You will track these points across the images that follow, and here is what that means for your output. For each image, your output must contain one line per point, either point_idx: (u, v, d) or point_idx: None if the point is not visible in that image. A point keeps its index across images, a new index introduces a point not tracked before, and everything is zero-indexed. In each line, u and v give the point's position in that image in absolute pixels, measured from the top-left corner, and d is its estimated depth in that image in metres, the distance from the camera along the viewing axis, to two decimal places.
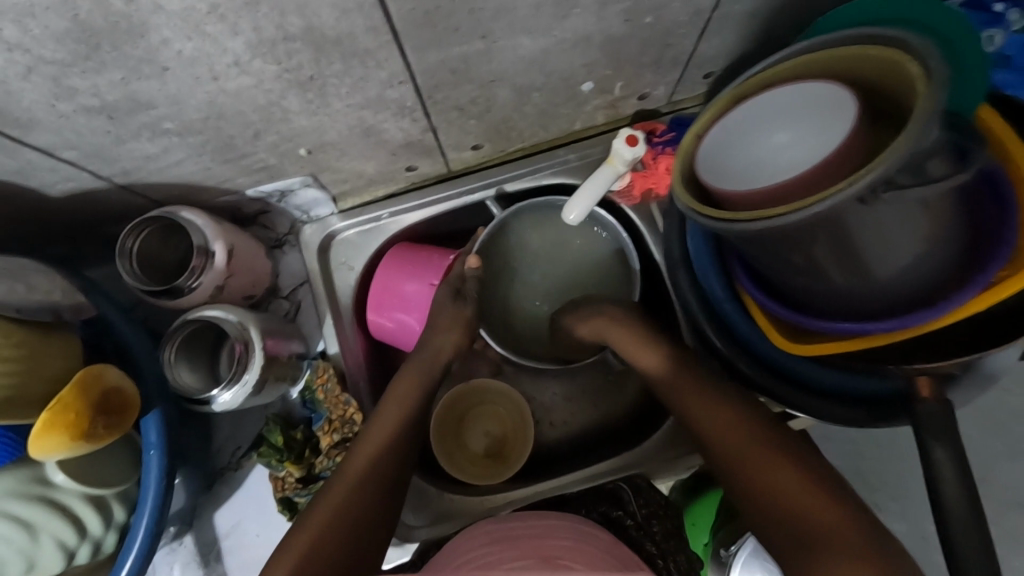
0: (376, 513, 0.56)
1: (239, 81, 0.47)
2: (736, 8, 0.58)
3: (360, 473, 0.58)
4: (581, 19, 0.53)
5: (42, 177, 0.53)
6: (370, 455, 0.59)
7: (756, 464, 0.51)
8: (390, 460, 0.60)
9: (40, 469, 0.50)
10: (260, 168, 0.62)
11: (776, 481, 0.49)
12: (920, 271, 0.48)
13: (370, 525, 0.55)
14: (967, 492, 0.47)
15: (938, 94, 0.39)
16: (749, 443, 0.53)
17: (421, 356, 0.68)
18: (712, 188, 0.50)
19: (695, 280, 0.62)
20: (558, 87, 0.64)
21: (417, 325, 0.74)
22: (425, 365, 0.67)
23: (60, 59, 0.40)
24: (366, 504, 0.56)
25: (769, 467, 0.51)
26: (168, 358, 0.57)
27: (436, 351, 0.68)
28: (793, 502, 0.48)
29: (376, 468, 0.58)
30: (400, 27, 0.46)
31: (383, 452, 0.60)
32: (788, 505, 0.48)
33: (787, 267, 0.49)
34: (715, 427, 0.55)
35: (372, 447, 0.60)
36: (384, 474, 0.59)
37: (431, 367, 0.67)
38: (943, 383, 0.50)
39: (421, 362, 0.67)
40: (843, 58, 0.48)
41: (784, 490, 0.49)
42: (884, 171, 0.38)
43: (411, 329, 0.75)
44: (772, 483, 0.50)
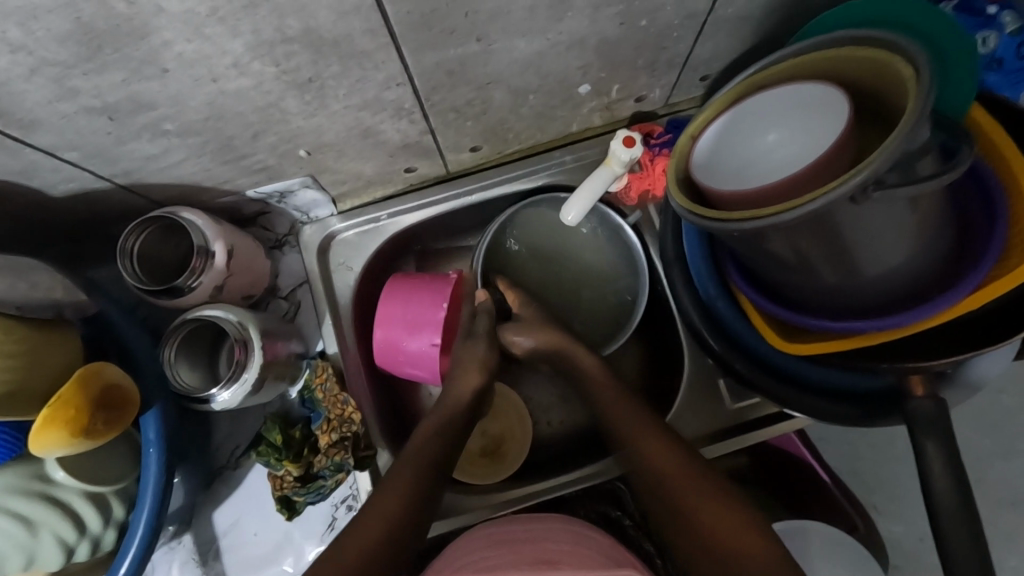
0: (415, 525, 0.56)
1: (238, 83, 0.48)
2: (729, 11, 0.59)
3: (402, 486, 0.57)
4: (576, 22, 0.54)
5: (44, 178, 0.54)
6: (410, 469, 0.59)
7: (700, 503, 0.52)
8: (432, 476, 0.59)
9: (41, 466, 0.51)
10: (260, 169, 0.63)
11: (716, 520, 0.51)
12: (911, 270, 0.48)
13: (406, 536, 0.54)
14: (957, 487, 0.47)
15: (927, 93, 0.40)
16: (683, 478, 0.55)
17: (443, 400, 0.67)
18: (704, 189, 0.50)
19: (690, 280, 0.62)
20: (554, 89, 0.65)
21: (427, 376, 0.73)
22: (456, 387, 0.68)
23: (63, 61, 0.40)
24: (403, 516, 0.55)
25: (705, 501, 0.53)
26: (167, 357, 0.58)
27: (457, 389, 0.68)
28: (721, 533, 0.50)
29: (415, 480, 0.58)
30: (397, 29, 0.47)
31: (422, 466, 0.60)
32: (718, 536, 0.50)
33: (779, 266, 0.50)
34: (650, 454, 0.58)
35: (410, 460, 0.60)
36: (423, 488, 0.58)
37: (454, 408, 0.67)
38: (936, 381, 0.51)
39: (443, 406, 0.67)
40: (833, 59, 0.49)
41: (728, 531, 0.50)
42: (875, 170, 0.38)
43: (423, 380, 0.73)
44: (712, 524, 0.51)
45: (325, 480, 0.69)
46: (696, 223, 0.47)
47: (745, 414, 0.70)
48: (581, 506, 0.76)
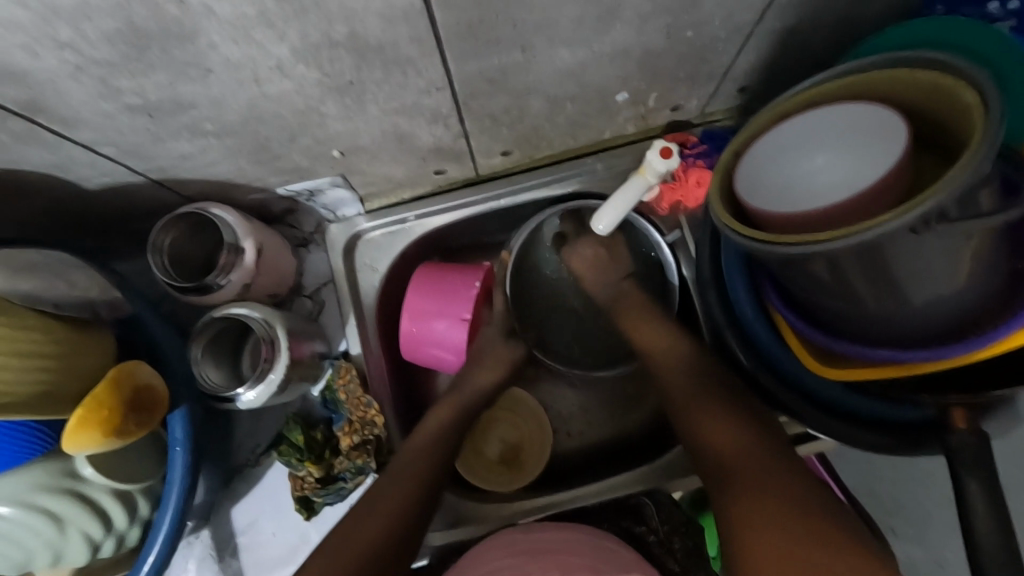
0: (409, 531, 0.57)
1: (280, 86, 0.47)
2: (777, 24, 0.57)
3: (394, 497, 0.58)
4: (622, 32, 0.52)
5: (80, 172, 0.53)
6: (406, 480, 0.60)
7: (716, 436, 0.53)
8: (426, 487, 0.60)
9: (71, 463, 0.50)
10: (292, 168, 0.63)
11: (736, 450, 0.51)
12: (962, 302, 0.46)
13: (398, 543, 0.55)
14: (1002, 528, 0.46)
15: (997, 123, 0.38)
16: (753, 464, 0.49)
17: (461, 392, 0.71)
18: (749, 208, 0.49)
19: (727, 299, 0.61)
20: (593, 97, 0.64)
21: (453, 359, 0.74)
22: (467, 406, 0.70)
23: (109, 61, 0.40)
24: (395, 525, 0.56)
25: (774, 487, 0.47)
26: (196, 354, 0.58)
27: (478, 387, 0.71)
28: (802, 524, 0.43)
29: (411, 492, 0.59)
30: (444, 37, 0.46)
31: (417, 478, 0.61)
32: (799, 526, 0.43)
33: (822, 290, 0.48)
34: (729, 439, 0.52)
35: (404, 471, 0.61)
36: (417, 498, 0.59)
37: (469, 402, 0.71)
38: (980, 415, 0.49)
39: (460, 397, 0.71)
40: (884, 81, 0.47)
41: (751, 464, 0.49)
42: (937, 203, 0.37)
43: (447, 361, 0.75)
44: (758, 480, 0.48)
45: (346, 482, 0.69)
46: (741, 245, 0.46)
47: None
48: (606, 521, 0.71)
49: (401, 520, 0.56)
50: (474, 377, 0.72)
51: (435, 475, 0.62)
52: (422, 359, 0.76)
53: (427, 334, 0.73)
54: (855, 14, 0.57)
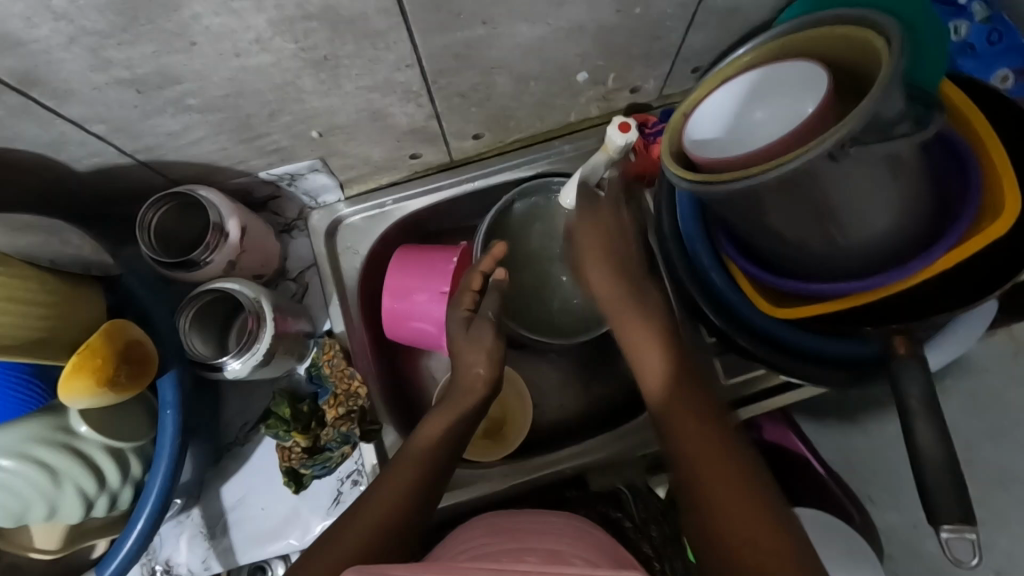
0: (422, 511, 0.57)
1: (259, 59, 0.51)
2: (718, 2, 0.63)
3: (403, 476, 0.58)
4: (575, 8, 0.57)
5: (71, 151, 0.56)
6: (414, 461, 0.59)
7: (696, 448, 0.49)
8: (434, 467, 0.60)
9: (65, 419, 0.53)
10: (274, 149, 0.66)
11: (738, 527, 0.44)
12: (892, 235, 0.51)
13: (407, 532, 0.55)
14: (939, 438, 0.51)
15: (899, 58, 0.43)
16: (714, 469, 0.48)
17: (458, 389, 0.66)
18: (695, 159, 0.53)
19: (686, 254, 0.65)
20: (554, 76, 0.68)
21: (433, 331, 0.77)
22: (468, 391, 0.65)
23: (100, 30, 0.44)
24: (411, 510, 0.56)
25: (729, 514, 0.45)
26: (183, 325, 0.62)
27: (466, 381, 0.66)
28: None
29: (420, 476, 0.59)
30: (409, 10, 0.50)
31: (428, 456, 0.61)
32: None
33: (766, 232, 0.53)
34: (689, 438, 0.50)
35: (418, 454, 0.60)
36: (423, 489, 0.58)
37: (468, 397, 0.65)
38: (916, 342, 0.54)
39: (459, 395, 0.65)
40: (812, 40, 0.52)
41: None
42: (852, 127, 0.41)
43: (429, 335, 0.77)
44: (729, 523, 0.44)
45: (332, 453, 0.71)
46: (685, 187, 0.50)
47: (740, 392, 0.73)
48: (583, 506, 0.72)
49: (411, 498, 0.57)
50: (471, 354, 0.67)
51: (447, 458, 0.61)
52: (405, 338, 0.79)
53: (408, 310, 0.76)
54: None
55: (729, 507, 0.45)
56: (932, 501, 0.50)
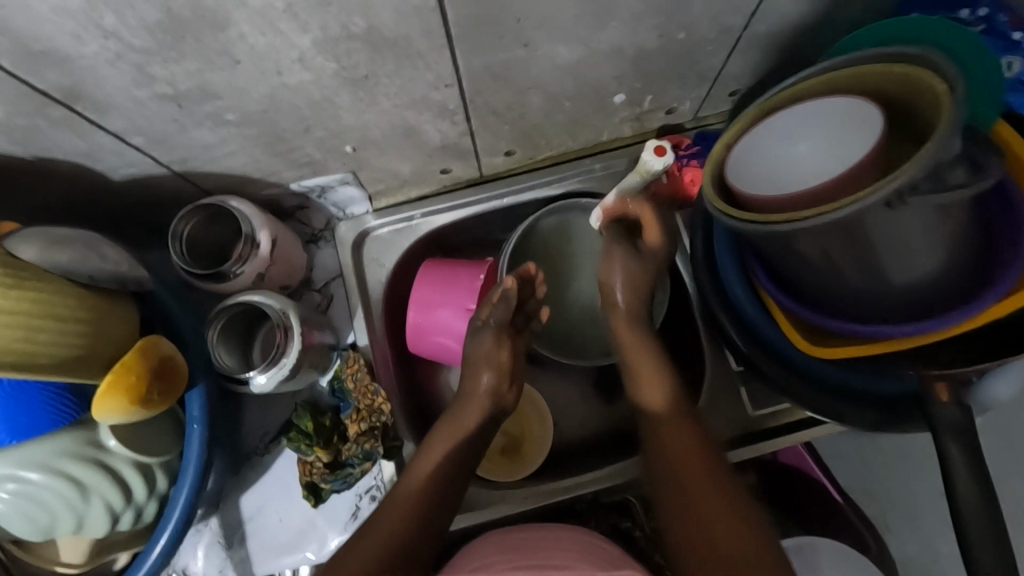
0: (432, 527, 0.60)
1: (300, 77, 0.51)
2: (762, 27, 0.61)
3: (413, 495, 0.61)
4: (617, 32, 0.56)
5: (107, 161, 0.56)
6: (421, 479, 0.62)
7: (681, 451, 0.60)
8: (442, 486, 0.62)
9: (94, 433, 0.52)
10: (306, 162, 0.66)
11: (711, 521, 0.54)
12: (939, 278, 0.50)
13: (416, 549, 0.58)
14: (982, 490, 0.49)
15: (959, 105, 0.42)
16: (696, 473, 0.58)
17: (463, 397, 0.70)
18: (739, 194, 0.52)
19: (719, 285, 0.64)
20: (590, 97, 0.68)
21: (456, 346, 0.77)
22: (473, 405, 0.69)
23: (146, 48, 0.43)
24: (418, 526, 0.59)
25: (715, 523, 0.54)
26: (212, 338, 0.61)
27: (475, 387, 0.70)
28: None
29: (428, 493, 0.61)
30: (452, 32, 0.50)
31: (432, 476, 0.63)
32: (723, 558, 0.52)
33: (808, 269, 0.51)
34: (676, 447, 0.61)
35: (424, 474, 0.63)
36: (429, 507, 0.60)
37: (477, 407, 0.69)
38: (960, 388, 0.52)
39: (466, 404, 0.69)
40: (863, 76, 0.51)
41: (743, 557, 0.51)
42: (911, 176, 0.40)
43: (452, 350, 0.77)
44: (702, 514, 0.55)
45: (353, 469, 0.70)
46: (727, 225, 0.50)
47: (764, 423, 0.72)
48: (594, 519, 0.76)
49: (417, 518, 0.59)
50: (477, 373, 0.71)
51: (452, 474, 0.64)
52: (427, 353, 0.79)
53: (432, 325, 0.76)
54: (833, 17, 0.62)
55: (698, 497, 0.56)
56: (971, 552, 0.49)
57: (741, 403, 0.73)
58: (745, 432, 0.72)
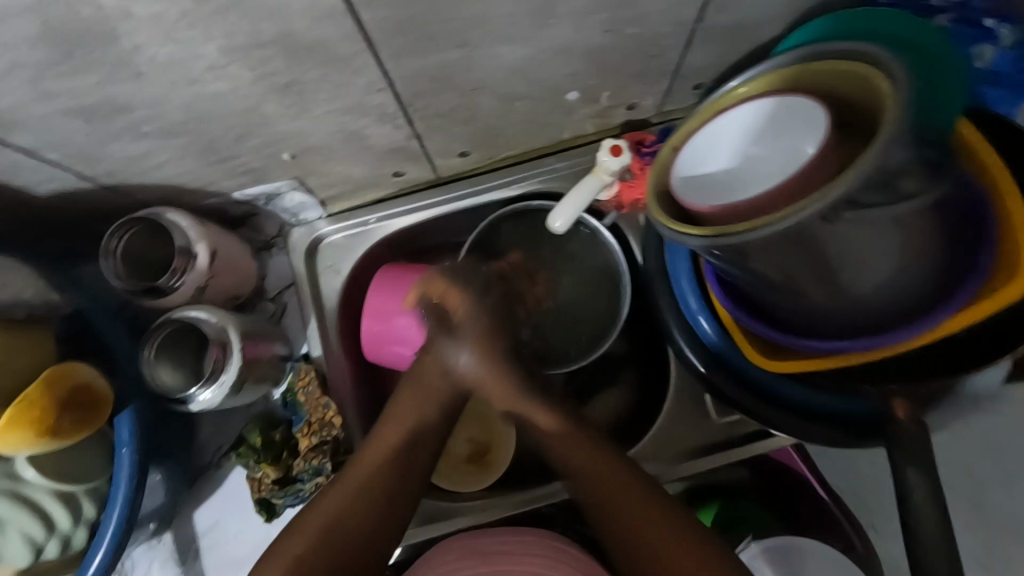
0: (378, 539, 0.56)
1: (215, 87, 0.48)
2: (720, 19, 0.57)
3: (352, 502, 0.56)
4: (558, 29, 0.53)
5: (28, 177, 0.54)
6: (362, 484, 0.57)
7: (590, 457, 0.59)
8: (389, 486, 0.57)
9: (11, 465, 0.54)
10: (245, 171, 0.63)
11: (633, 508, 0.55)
12: (897, 290, 0.46)
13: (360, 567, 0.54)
14: (940, 514, 0.46)
15: (903, 109, 0.38)
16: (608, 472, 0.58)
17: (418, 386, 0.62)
18: (686, 206, 0.49)
19: (674, 294, 0.62)
20: (542, 96, 0.64)
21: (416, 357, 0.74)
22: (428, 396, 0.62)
23: (35, 63, 0.41)
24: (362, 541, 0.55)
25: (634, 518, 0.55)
26: (147, 356, 0.59)
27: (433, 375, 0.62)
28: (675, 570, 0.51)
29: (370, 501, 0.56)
30: (375, 35, 0.47)
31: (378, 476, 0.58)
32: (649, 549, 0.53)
33: (759, 281, 0.48)
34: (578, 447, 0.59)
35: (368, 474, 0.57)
36: (373, 516, 0.56)
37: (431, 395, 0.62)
38: (918, 405, 0.50)
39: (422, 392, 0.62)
40: (812, 73, 0.47)
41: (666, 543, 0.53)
42: (848, 188, 0.37)
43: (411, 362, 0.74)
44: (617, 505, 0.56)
45: (304, 484, 0.68)
46: (696, 245, 0.45)
47: (729, 431, 0.70)
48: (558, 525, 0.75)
49: (362, 530, 0.55)
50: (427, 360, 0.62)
51: (400, 477, 0.58)
52: (386, 362, 0.76)
53: (390, 335, 0.73)
54: (795, 6, 0.58)
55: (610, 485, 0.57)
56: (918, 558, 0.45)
57: (706, 412, 0.71)
58: (711, 442, 0.70)
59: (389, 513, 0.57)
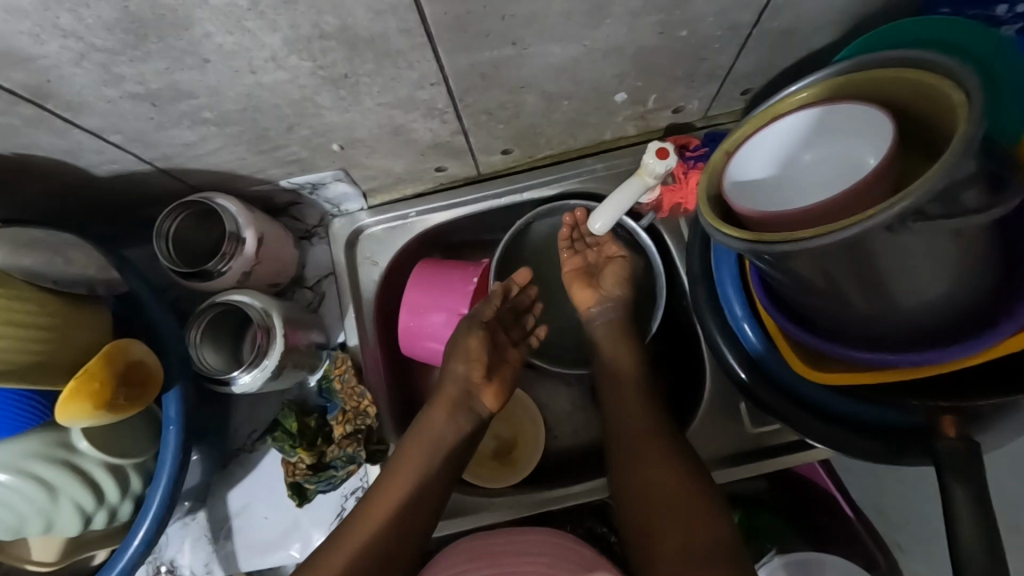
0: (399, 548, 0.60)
1: (275, 76, 0.49)
2: (775, 24, 0.57)
3: (380, 512, 0.61)
4: (613, 29, 0.53)
5: (89, 158, 0.56)
6: (389, 498, 0.62)
7: (636, 448, 0.63)
8: (410, 505, 0.62)
9: (65, 435, 0.55)
10: (293, 159, 0.64)
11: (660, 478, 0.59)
12: (951, 305, 0.46)
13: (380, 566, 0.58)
14: (987, 537, 0.45)
15: (977, 120, 0.38)
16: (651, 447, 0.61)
17: (427, 430, 0.66)
18: (737, 210, 0.48)
19: (716, 300, 0.62)
20: (589, 96, 0.64)
21: None
22: (440, 434, 0.66)
23: (110, 47, 0.42)
24: (386, 544, 0.59)
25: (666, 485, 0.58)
26: (193, 338, 0.62)
27: (443, 428, 0.66)
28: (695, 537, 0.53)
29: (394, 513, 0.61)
30: (434, 30, 0.47)
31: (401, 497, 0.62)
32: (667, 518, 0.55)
33: (808, 290, 0.47)
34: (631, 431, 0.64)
35: (392, 492, 0.62)
36: (398, 526, 0.61)
37: (443, 438, 0.66)
38: (969, 422, 0.48)
39: (427, 436, 0.66)
40: (873, 82, 0.46)
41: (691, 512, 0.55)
42: (915, 199, 0.36)
43: None
44: (660, 479, 0.58)
45: (337, 471, 0.70)
46: (738, 249, 0.45)
47: (763, 441, 0.69)
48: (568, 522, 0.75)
49: (386, 537, 0.60)
50: (432, 414, 0.67)
51: (424, 495, 0.63)
52: (421, 357, 0.76)
53: (425, 330, 0.73)
54: (853, 13, 0.57)
55: (650, 455, 0.61)
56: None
57: (740, 421, 0.70)
58: (743, 451, 0.69)
59: (393, 555, 0.59)
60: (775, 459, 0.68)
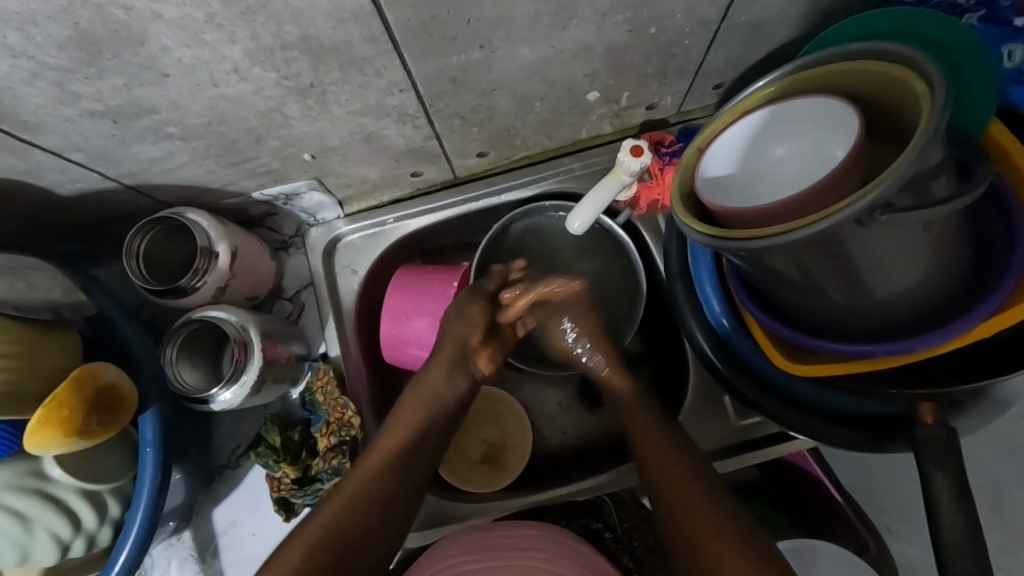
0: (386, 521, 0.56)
1: (239, 88, 0.48)
2: (742, 19, 0.57)
3: (366, 478, 0.57)
4: (581, 29, 0.53)
5: (52, 178, 0.54)
6: (378, 465, 0.58)
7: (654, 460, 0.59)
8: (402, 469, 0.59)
9: (36, 464, 0.54)
10: (265, 171, 0.63)
11: (693, 496, 0.54)
12: (923, 294, 0.46)
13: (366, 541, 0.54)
14: (968, 521, 0.45)
15: (942, 111, 0.38)
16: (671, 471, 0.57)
17: (419, 390, 0.65)
18: (709, 207, 0.49)
19: (694, 296, 0.62)
20: (562, 96, 0.64)
21: None
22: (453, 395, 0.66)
23: (63, 66, 0.41)
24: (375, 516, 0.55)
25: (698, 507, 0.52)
26: (168, 356, 0.60)
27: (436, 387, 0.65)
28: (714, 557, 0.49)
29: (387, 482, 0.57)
30: (398, 36, 0.47)
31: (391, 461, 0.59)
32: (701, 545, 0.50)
33: (783, 284, 0.47)
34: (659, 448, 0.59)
35: (383, 458, 0.59)
36: (391, 496, 0.57)
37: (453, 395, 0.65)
38: (946, 409, 0.49)
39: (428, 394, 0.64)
40: (838, 75, 0.47)
41: (715, 531, 0.50)
42: (883, 192, 0.36)
43: None
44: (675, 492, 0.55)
45: (323, 483, 0.69)
46: (706, 244, 0.45)
47: (750, 434, 0.69)
48: (564, 518, 0.73)
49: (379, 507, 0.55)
50: (428, 373, 0.65)
51: (414, 465, 0.60)
52: (404, 364, 0.76)
53: (407, 336, 0.73)
54: (820, 5, 0.57)
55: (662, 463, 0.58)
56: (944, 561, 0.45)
57: (726, 415, 0.70)
58: (729, 445, 0.69)
59: (382, 529, 0.55)
60: (761, 451, 0.68)
